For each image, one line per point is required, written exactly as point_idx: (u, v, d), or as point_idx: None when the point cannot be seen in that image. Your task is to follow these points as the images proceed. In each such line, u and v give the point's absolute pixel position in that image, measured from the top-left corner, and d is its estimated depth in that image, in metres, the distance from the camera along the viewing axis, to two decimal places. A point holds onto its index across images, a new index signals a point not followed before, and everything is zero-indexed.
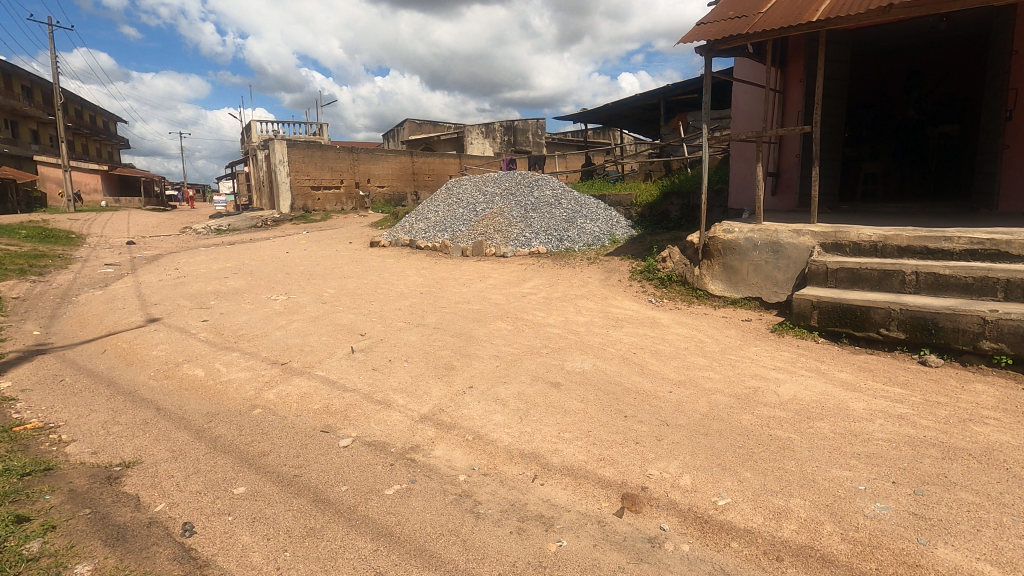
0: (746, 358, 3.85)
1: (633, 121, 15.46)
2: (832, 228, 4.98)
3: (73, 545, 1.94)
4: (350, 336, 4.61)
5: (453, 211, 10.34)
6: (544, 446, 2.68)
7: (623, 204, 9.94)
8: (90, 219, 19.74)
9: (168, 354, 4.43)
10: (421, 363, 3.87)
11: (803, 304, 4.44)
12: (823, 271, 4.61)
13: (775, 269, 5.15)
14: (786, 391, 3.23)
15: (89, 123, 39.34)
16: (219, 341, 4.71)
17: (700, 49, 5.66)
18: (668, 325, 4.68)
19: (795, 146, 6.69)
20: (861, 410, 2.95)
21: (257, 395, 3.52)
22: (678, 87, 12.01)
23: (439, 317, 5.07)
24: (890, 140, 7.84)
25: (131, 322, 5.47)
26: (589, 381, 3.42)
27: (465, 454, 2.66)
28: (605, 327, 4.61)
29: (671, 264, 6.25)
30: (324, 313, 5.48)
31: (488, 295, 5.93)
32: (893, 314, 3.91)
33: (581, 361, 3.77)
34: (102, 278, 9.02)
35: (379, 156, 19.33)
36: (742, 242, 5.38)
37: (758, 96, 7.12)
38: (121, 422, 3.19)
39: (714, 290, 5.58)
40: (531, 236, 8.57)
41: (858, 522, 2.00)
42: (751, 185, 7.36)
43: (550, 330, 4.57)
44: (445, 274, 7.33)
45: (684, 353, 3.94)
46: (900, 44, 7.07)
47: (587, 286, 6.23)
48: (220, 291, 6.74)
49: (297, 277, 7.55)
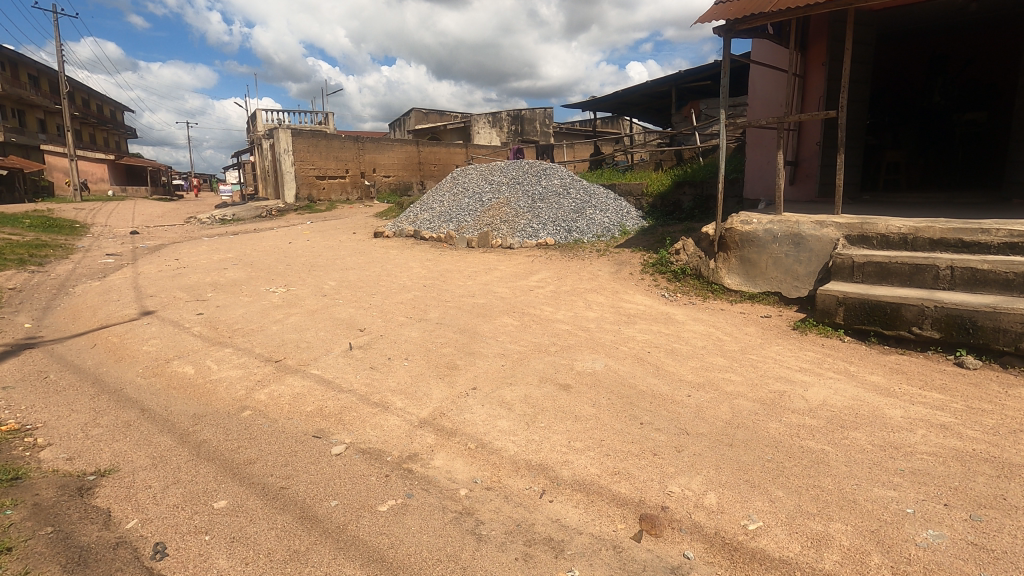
0: (769, 358, 3.60)
1: (641, 109, 15.11)
2: (858, 219, 4.70)
3: (26, 572, 1.73)
4: (349, 331, 4.40)
5: (459, 201, 10.09)
6: (552, 456, 2.45)
7: (633, 194, 9.62)
8: (96, 209, 19.72)
9: (158, 349, 4.24)
10: (422, 362, 3.64)
11: (828, 300, 4.17)
12: (850, 265, 4.35)
13: (796, 263, 4.89)
14: (815, 396, 2.98)
15: (96, 112, 39.50)
16: (213, 336, 4.52)
17: (719, 29, 5.34)
18: (683, 321, 4.43)
19: (816, 132, 6.38)
20: (900, 418, 2.69)
21: (247, 396, 3.31)
22: (689, 74, 11.66)
23: (441, 311, 4.85)
24: (915, 127, 7.55)
25: (123, 315, 5.27)
26: (601, 383, 3.18)
27: (467, 465, 2.44)
28: (616, 323, 4.37)
29: (685, 256, 6.00)
30: (323, 307, 5.26)
31: (494, 288, 5.70)
32: (927, 312, 3.66)
33: (592, 361, 3.53)
34: (102, 269, 8.87)
35: (384, 145, 19.06)
36: (761, 233, 5.12)
37: (776, 80, 6.81)
38: (102, 425, 3.00)
39: (730, 284, 5.33)
40: (538, 227, 8.31)
41: (909, 553, 1.76)
42: (769, 173, 7.08)
43: (559, 326, 4.33)
44: (449, 265, 7.12)
45: (702, 352, 3.69)
46: (926, 26, 6.73)
47: (597, 279, 5.98)
48: (217, 283, 6.55)
49: (298, 269, 7.34)
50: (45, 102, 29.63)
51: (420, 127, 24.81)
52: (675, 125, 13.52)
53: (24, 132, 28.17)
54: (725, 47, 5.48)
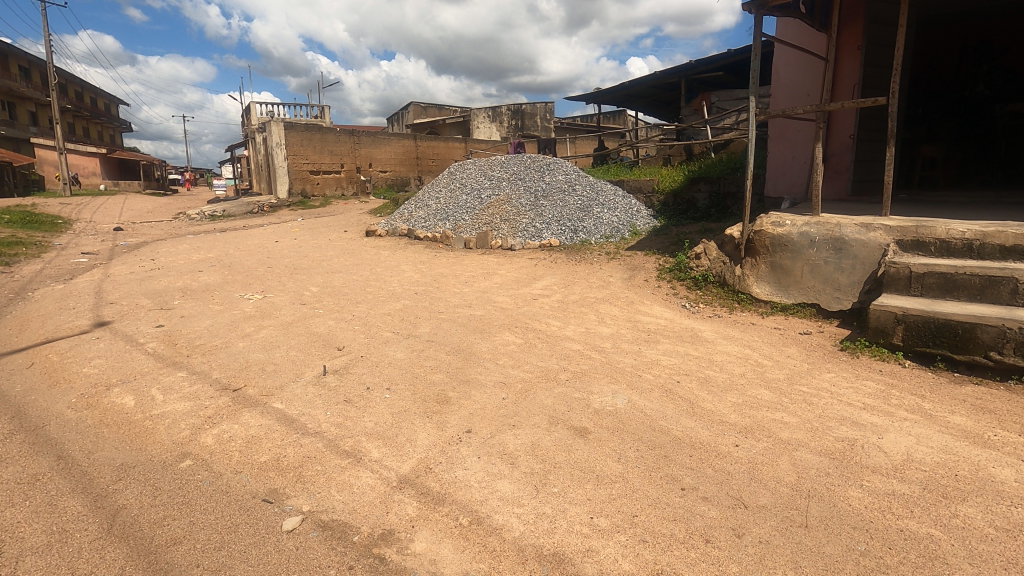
0: (823, 390, 3.00)
1: (647, 101, 14.45)
2: (912, 221, 4.10)
3: None
4: (326, 351, 3.79)
5: (456, 197, 9.46)
6: (570, 543, 1.84)
7: (643, 191, 9.00)
8: (83, 203, 19.11)
9: (101, 371, 3.62)
10: (406, 394, 3.02)
11: (884, 317, 3.57)
12: (905, 275, 3.74)
13: (837, 271, 4.30)
14: (895, 448, 2.38)
15: (89, 105, 38.74)
16: (168, 354, 3.90)
17: (751, 5, 4.72)
18: (713, 340, 3.83)
19: (848, 124, 5.77)
20: (1016, 484, 2.09)
21: (192, 439, 2.70)
22: (699, 63, 11.04)
23: (433, 326, 4.23)
24: (958, 119, 6.84)
25: (73, 327, 4.64)
26: (625, 426, 2.57)
27: (457, 552, 1.84)
28: (635, 343, 3.75)
29: (706, 262, 5.38)
30: (299, 319, 4.64)
31: (493, 297, 5.09)
32: (1009, 334, 3.06)
33: (612, 395, 2.91)
34: (72, 270, 8.22)
35: (381, 139, 18.41)
36: (796, 237, 4.54)
37: (804, 67, 6.18)
38: (2, 479, 2.39)
39: (760, 294, 4.72)
40: (542, 227, 7.70)
41: None
42: (795, 169, 6.46)
43: (568, 345, 3.73)
44: (445, 269, 6.50)
45: (742, 382, 3.08)
46: (971, 9, 6.13)
47: (608, 287, 5.37)
48: (188, 289, 5.91)
49: (280, 272, 6.72)
50: (35, 95, 28.85)
51: (418, 121, 24.15)
52: (685, 119, 12.87)
53: (14, 125, 27.43)
54: (755, 25, 4.84)
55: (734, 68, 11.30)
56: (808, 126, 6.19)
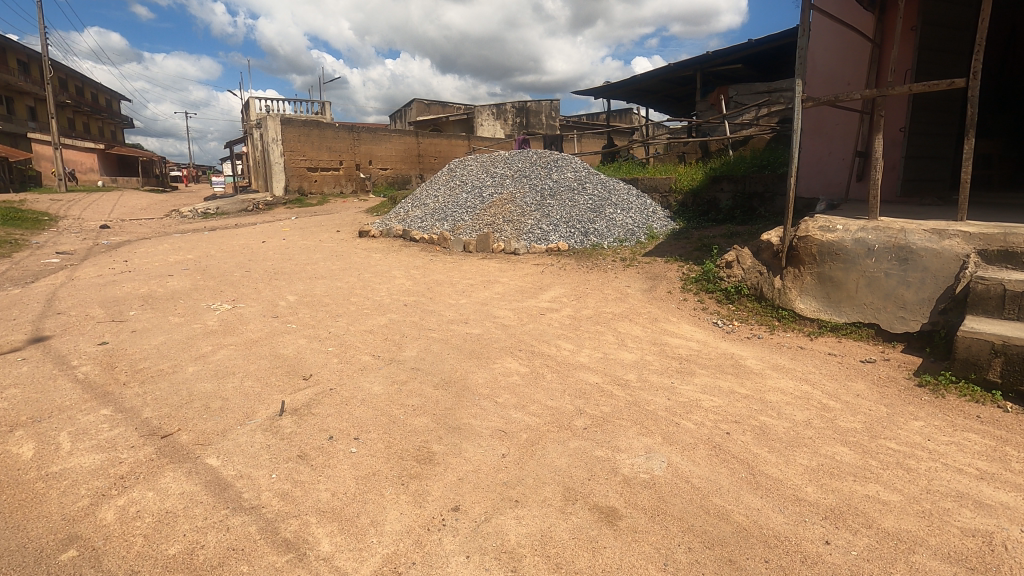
0: (918, 448, 2.31)
1: (659, 96, 13.69)
2: (996, 228, 3.42)
3: None
4: (290, 380, 3.13)
5: (456, 196, 8.78)
6: None
7: (659, 190, 8.32)
8: (74, 200, 18.50)
9: (10, 404, 2.94)
10: (379, 449, 2.34)
11: (978, 347, 2.86)
12: (998, 293, 3.04)
13: (902, 286, 3.59)
14: None
15: (91, 101, 38.27)
16: (99, 382, 3.23)
17: None
18: (760, 371, 3.14)
19: (897, 116, 5.09)
20: None
21: (89, 512, 2.02)
22: (716, 56, 10.31)
23: (421, 349, 3.56)
24: (1008, 111, 6.14)
25: (3, 343, 3.98)
26: (669, 507, 1.89)
27: None
28: (665, 375, 3.07)
29: (739, 272, 4.69)
30: (266, 337, 3.97)
31: (495, 310, 4.42)
32: None
33: (645, 455, 2.22)
34: (37, 272, 7.55)
35: (381, 136, 17.72)
36: (850, 245, 3.86)
37: (846, 51, 5.47)
38: None
39: (805, 310, 4.02)
40: (548, 228, 7.02)
41: None
42: (833, 166, 5.77)
43: (584, 377, 3.05)
44: (441, 276, 5.82)
45: (809, 434, 2.41)
46: None
47: (626, 301, 4.69)
48: (151, 298, 5.23)
49: (259, 278, 6.04)
50: (33, 89, 28.24)
51: (421, 118, 23.42)
52: (702, 114, 12.08)
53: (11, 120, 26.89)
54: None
55: (754, 59, 10.57)
56: (850, 118, 5.51)
